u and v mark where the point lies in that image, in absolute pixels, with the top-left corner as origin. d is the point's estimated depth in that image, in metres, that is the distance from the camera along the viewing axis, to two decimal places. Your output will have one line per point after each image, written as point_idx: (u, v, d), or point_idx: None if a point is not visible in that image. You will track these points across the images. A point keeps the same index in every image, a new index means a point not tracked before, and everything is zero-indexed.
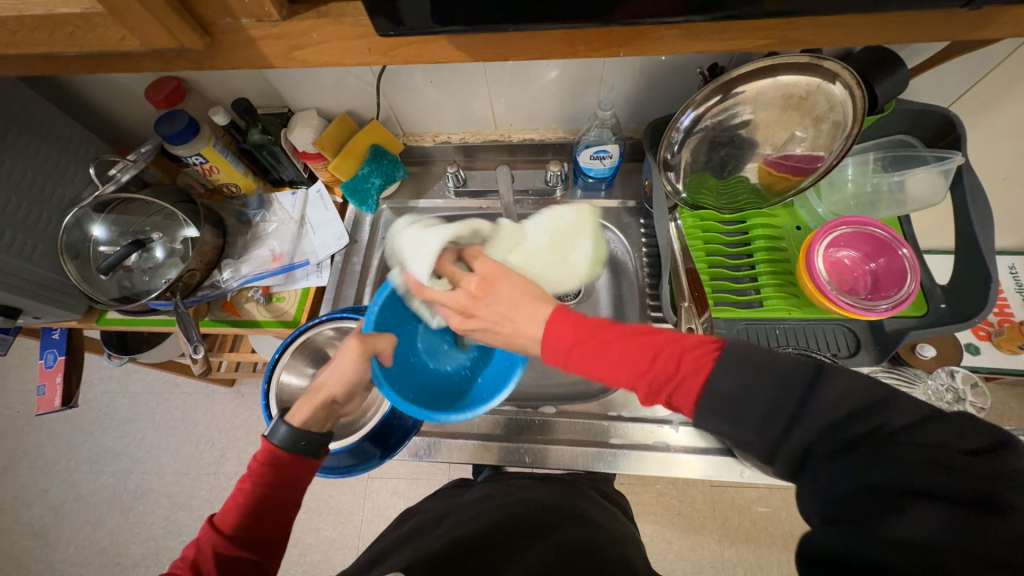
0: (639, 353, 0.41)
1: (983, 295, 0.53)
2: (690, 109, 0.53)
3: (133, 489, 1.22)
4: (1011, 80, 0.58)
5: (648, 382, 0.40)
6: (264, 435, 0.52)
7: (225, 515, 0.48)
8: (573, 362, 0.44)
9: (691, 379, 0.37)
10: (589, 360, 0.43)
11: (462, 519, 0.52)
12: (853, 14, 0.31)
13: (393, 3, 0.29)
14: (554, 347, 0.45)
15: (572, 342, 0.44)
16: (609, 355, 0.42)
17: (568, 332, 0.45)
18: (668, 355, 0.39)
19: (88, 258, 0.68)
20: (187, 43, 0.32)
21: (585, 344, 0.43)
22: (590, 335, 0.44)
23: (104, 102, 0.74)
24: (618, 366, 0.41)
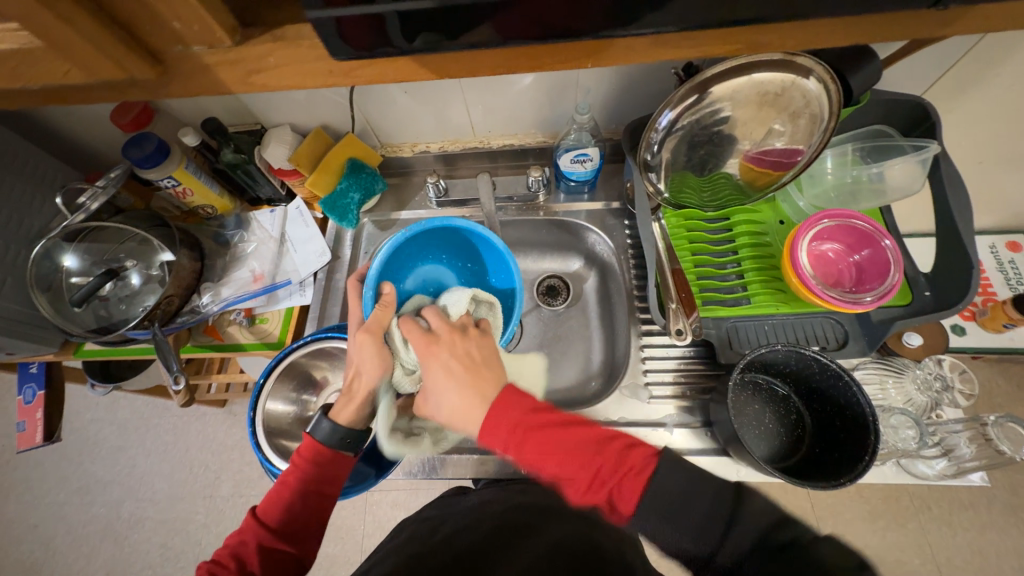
0: (587, 453, 0.40)
1: (965, 282, 0.53)
2: (668, 109, 0.53)
3: (127, 518, 1.20)
4: (982, 65, 0.58)
5: (593, 483, 0.39)
6: (307, 431, 0.51)
7: (268, 508, 0.48)
8: (508, 443, 0.41)
9: (632, 481, 0.38)
10: (526, 441, 0.41)
11: (458, 527, 0.51)
12: (822, 17, 0.30)
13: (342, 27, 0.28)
14: (495, 426, 0.42)
15: (514, 426, 0.42)
16: (551, 437, 0.41)
17: (507, 416, 0.42)
18: (611, 454, 0.40)
19: (60, 290, 0.66)
20: (137, 74, 0.30)
21: (531, 433, 0.41)
22: (537, 423, 0.41)
23: (68, 127, 0.71)
24: (566, 460, 0.40)
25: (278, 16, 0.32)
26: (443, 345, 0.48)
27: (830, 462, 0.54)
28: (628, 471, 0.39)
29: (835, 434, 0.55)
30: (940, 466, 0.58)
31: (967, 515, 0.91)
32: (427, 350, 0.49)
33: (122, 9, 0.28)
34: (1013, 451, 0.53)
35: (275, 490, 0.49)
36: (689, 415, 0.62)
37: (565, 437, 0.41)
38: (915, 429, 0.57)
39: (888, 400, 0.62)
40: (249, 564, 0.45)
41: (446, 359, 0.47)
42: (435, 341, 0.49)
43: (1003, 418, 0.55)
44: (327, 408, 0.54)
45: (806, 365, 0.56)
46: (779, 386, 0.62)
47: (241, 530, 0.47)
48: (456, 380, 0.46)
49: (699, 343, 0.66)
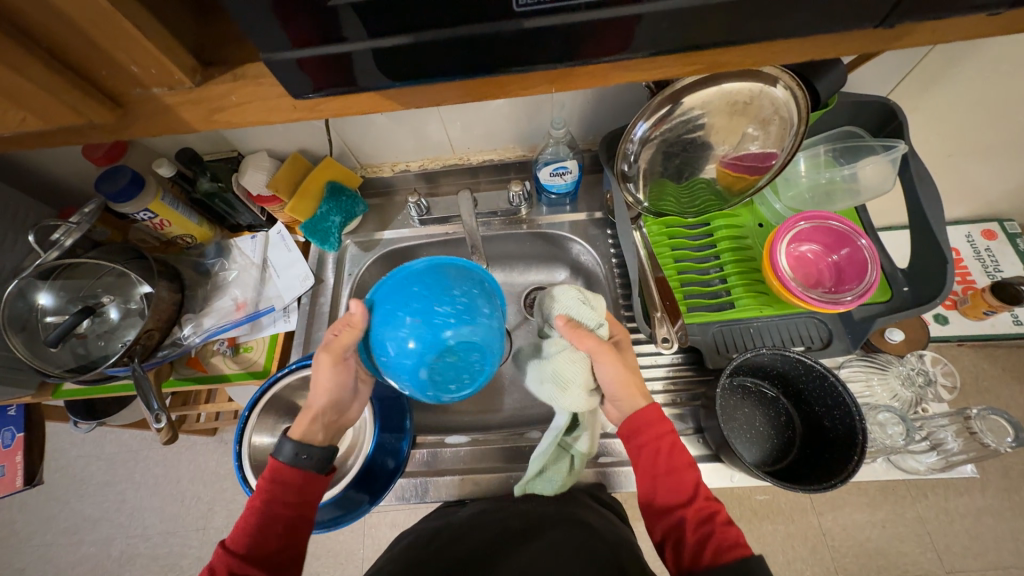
0: (697, 492, 0.48)
1: (942, 275, 0.54)
2: (642, 121, 0.53)
3: (118, 557, 1.16)
4: (943, 64, 0.60)
5: (687, 519, 0.46)
6: (271, 454, 0.51)
7: (237, 537, 0.47)
8: (657, 446, 0.50)
9: (719, 537, 0.44)
10: (671, 452, 0.50)
11: (453, 538, 0.51)
12: (775, 38, 0.30)
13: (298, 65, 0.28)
14: (643, 424, 0.51)
15: (665, 437, 0.51)
16: (680, 458, 0.50)
17: (662, 427, 0.51)
18: (718, 512, 0.46)
19: (35, 330, 0.64)
20: (96, 118, 0.30)
21: (663, 448, 0.50)
22: (672, 446, 0.50)
23: (40, 164, 0.70)
24: (681, 480, 0.48)
25: (239, 53, 0.32)
26: (626, 338, 0.59)
27: (823, 463, 0.54)
28: (729, 531, 0.44)
29: (825, 435, 0.56)
30: (931, 461, 0.58)
31: (963, 501, 0.92)
32: (619, 338, 0.57)
33: (76, 56, 0.28)
34: (997, 445, 0.55)
35: (242, 518, 0.48)
36: (681, 422, 0.62)
37: (685, 476, 0.49)
38: (901, 425, 0.58)
39: (874, 397, 0.63)
40: None
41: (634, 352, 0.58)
42: (624, 333, 0.59)
43: (985, 411, 0.56)
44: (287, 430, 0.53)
45: (791, 367, 0.57)
46: (767, 388, 0.62)
47: (211, 564, 0.45)
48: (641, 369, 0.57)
49: (687, 350, 0.66)
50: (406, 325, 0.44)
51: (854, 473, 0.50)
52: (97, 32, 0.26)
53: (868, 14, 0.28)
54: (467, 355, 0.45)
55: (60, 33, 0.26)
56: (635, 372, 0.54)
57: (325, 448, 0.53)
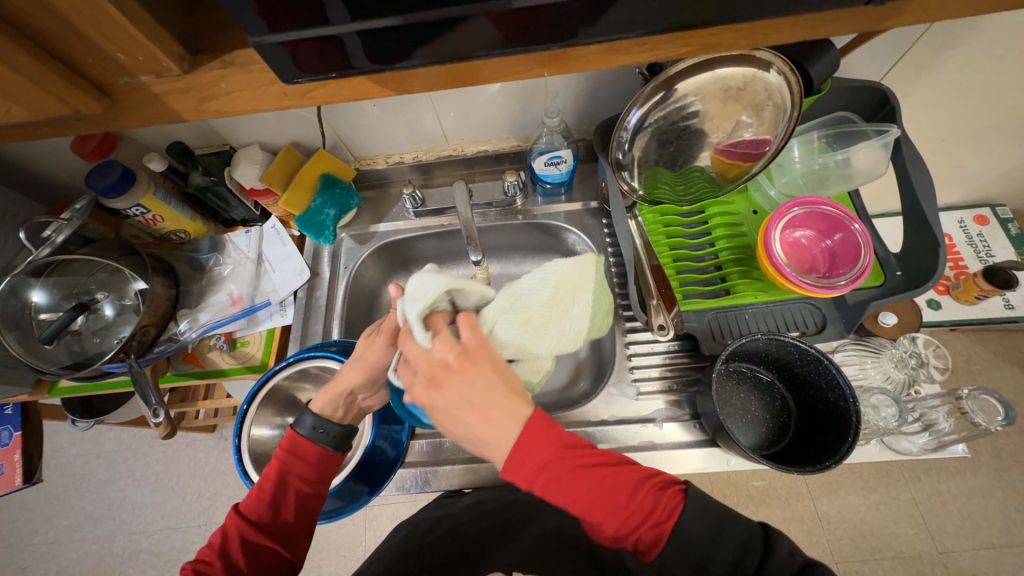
0: (618, 494, 0.37)
1: (934, 258, 0.54)
2: (635, 108, 0.53)
3: (120, 553, 1.17)
4: (936, 48, 0.60)
5: (615, 532, 0.37)
6: (289, 427, 0.52)
7: (250, 503, 0.48)
8: (542, 489, 0.37)
9: (646, 531, 0.37)
10: (562, 484, 0.36)
11: (452, 527, 0.52)
12: (766, 19, 0.30)
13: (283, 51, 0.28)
14: (521, 471, 0.37)
15: (549, 468, 0.36)
16: (580, 486, 0.36)
17: (540, 462, 0.36)
18: (640, 503, 0.37)
19: (30, 327, 0.64)
20: (83, 107, 0.30)
21: (557, 478, 0.36)
22: (563, 468, 0.36)
23: (29, 160, 0.70)
24: (593, 502, 0.37)
25: (228, 41, 0.32)
26: (444, 388, 0.38)
27: (817, 446, 0.55)
28: (659, 513, 0.37)
29: (819, 418, 0.56)
30: (921, 442, 0.60)
31: (955, 483, 0.93)
32: (426, 407, 0.39)
33: (61, 44, 0.27)
34: (986, 422, 0.55)
35: (256, 485, 0.49)
36: (678, 408, 0.63)
37: (593, 494, 0.37)
38: (894, 406, 0.59)
39: (867, 380, 0.64)
40: (235, 561, 0.44)
41: (452, 405, 0.38)
42: (428, 391, 0.39)
43: (975, 390, 0.57)
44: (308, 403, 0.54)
45: (786, 351, 0.57)
46: (762, 372, 0.62)
47: (223, 527, 0.46)
48: (478, 430, 0.37)
49: (683, 337, 0.66)
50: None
51: (848, 454, 0.51)
52: (78, 17, 0.26)
53: None
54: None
55: (41, 21, 0.26)
56: (473, 444, 0.38)
57: (345, 428, 0.53)
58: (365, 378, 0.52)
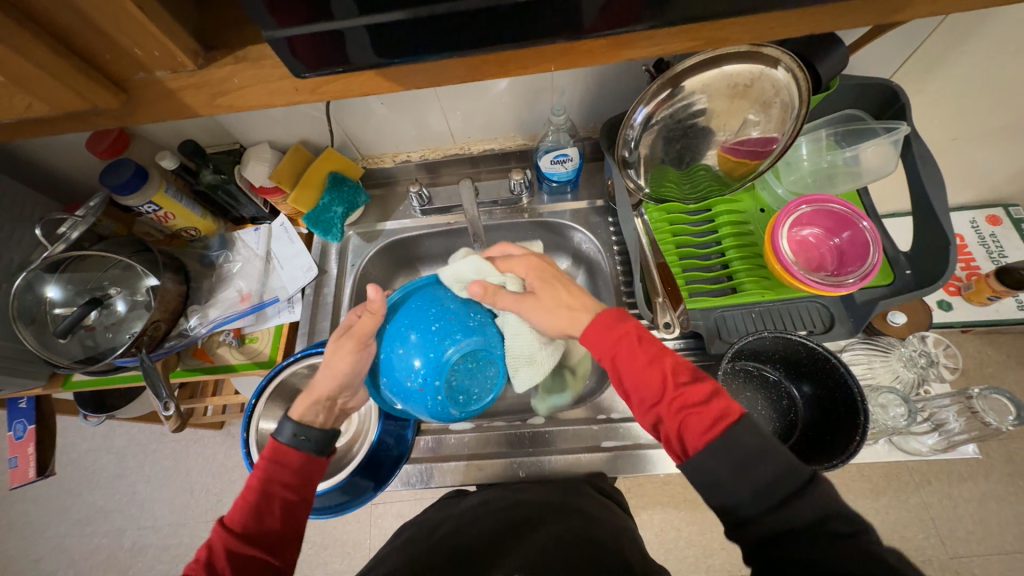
0: (676, 377, 0.41)
1: (944, 256, 0.54)
2: (642, 106, 0.53)
3: (129, 548, 1.18)
4: (947, 44, 0.59)
5: (666, 407, 0.40)
6: (270, 435, 0.52)
7: (234, 515, 0.46)
8: (613, 346, 0.45)
9: (696, 416, 0.39)
10: (627, 348, 0.44)
11: (457, 526, 0.52)
12: (771, 13, 0.30)
13: (292, 46, 0.28)
14: (599, 331, 0.46)
15: (619, 334, 0.45)
16: (644, 352, 0.43)
17: (614, 326, 0.46)
18: (693, 391, 0.40)
19: (45, 322, 0.65)
20: (100, 101, 0.30)
21: (628, 342, 0.44)
22: (638, 337, 0.44)
23: (45, 158, 0.71)
24: (654, 370, 0.42)
25: (241, 37, 0.32)
26: (551, 269, 0.55)
27: (828, 445, 0.54)
28: (708, 406, 0.39)
29: (829, 417, 0.56)
30: (931, 442, 0.59)
31: (967, 487, 0.92)
32: (535, 277, 0.55)
33: (78, 38, 0.28)
34: (997, 422, 0.54)
35: (240, 496, 0.48)
36: None
37: (655, 365, 0.42)
38: (903, 406, 0.58)
39: (876, 379, 0.63)
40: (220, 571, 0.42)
41: (554, 278, 0.54)
42: (543, 265, 0.56)
43: (985, 389, 0.56)
44: (286, 412, 0.55)
45: (792, 350, 0.57)
46: (769, 371, 0.62)
47: (207, 541, 0.44)
48: (571, 298, 0.51)
49: (688, 335, 0.66)
50: (405, 359, 0.48)
51: (856, 452, 0.50)
52: (97, 13, 0.26)
53: None
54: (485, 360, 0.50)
55: (60, 16, 0.26)
56: (563, 308, 0.50)
57: (325, 432, 0.54)
58: (337, 381, 0.53)
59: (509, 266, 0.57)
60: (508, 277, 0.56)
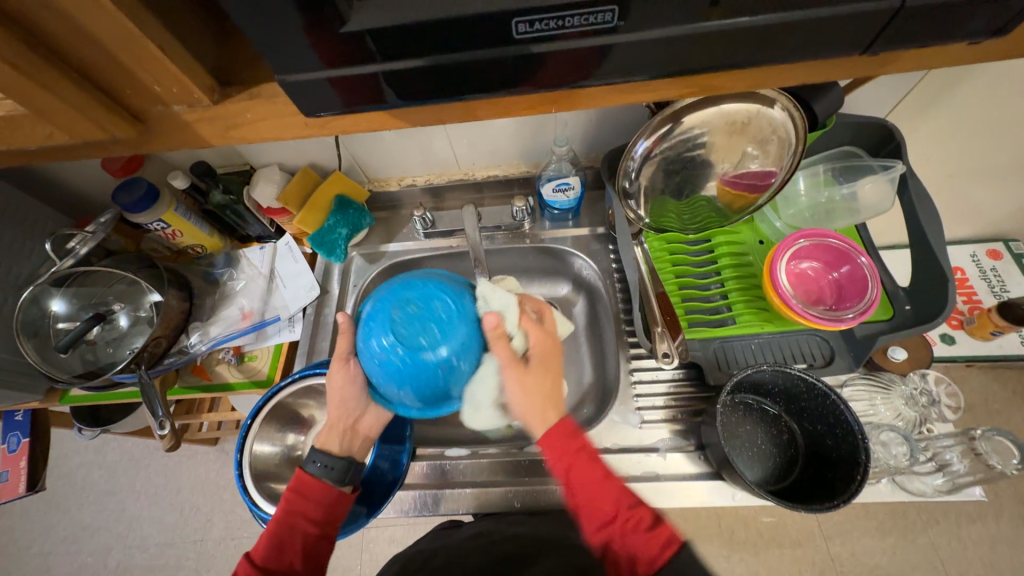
0: (624, 499, 0.45)
1: (943, 294, 0.54)
2: (642, 139, 0.55)
3: (115, 567, 1.15)
4: (941, 87, 0.61)
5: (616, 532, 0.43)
6: (296, 468, 0.53)
7: (259, 549, 0.48)
8: (569, 460, 0.47)
9: (644, 544, 0.42)
10: (582, 465, 0.46)
11: (449, 558, 0.51)
12: (765, 66, 0.31)
13: (305, 86, 0.29)
14: (558, 440, 0.48)
15: (576, 451, 0.47)
16: (596, 471, 0.46)
17: (574, 437, 0.48)
18: (642, 516, 0.44)
19: (47, 336, 0.66)
20: (118, 132, 0.32)
21: (580, 460, 0.47)
22: (588, 454, 0.47)
23: (60, 175, 0.73)
24: (604, 491, 0.45)
25: (257, 74, 0.33)
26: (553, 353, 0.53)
27: (829, 483, 0.53)
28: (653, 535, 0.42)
29: (829, 455, 0.55)
30: (935, 483, 0.57)
31: (976, 528, 0.89)
32: (538, 354, 0.52)
33: (102, 75, 0.29)
34: (1003, 464, 0.55)
35: (266, 528, 0.49)
36: (683, 438, 0.62)
37: (605, 486, 0.45)
38: (905, 445, 0.58)
39: (877, 416, 0.62)
40: None
41: (552, 368, 0.52)
42: (551, 344, 0.53)
43: (990, 431, 0.57)
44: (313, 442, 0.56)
45: (793, 384, 0.56)
46: (769, 405, 0.61)
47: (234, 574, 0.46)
48: (552, 386, 0.51)
49: (688, 365, 0.66)
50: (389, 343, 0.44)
51: (858, 493, 0.49)
52: (121, 51, 0.28)
53: (850, 44, 0.29)
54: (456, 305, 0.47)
55: (87, 54, 0.28)
56: (539, 398, 0.49)
57: (347, 463, 0.54)
58: (341, 403, 0.54)
59: (527, 324, 0.52)
60: (522, 334, 0.51)
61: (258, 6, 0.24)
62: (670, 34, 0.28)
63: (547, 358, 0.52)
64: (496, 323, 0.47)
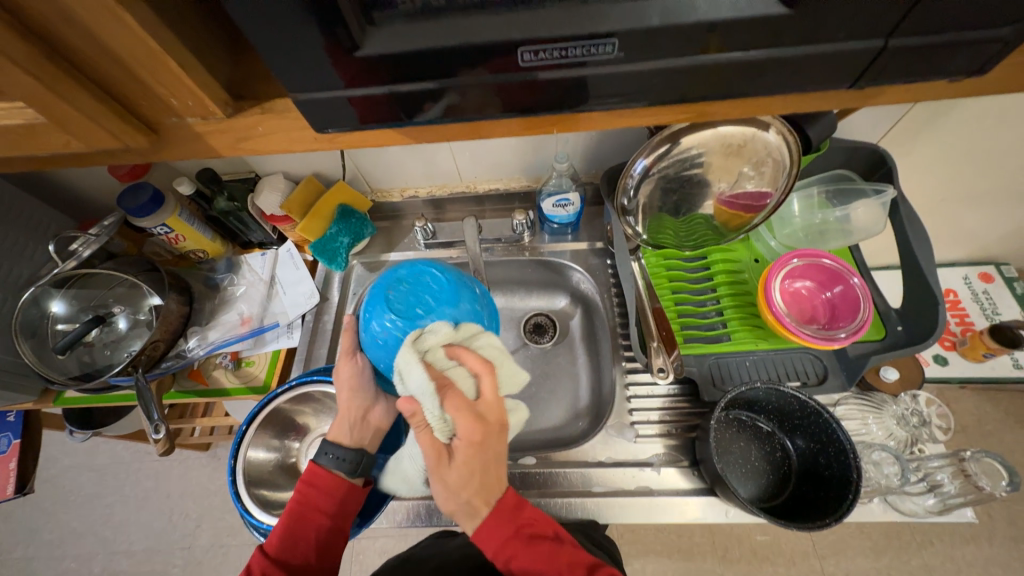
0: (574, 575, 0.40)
1: (934, 315, 0.55)
2: (641, 158, 0.56)
3: (99, 574, 1.13)
4: (930, 115, 0.63)
5: None
6: (311, 459, 0.54)
7: (273, 542, 0.48)
8: (509, 543, 0.42)
9: None
10: (525, 548, 0.41)
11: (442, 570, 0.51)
12: (757, 96, 0.32)
13: (315, 104, 0.30)
14: (494, 526, 0.42)
15: (515, 532, 0.42)
16: (542, 544, 0.41)
17: (512, 515, 0.43)
18: None
19: (45, 336, 0.66)
20: (132, 142, 0.33)
21: (521, 538, 0.42)
22: (531, 531, 0.42)
23: (67, 178, 0.74)
24: (551, 567, 0.40)
25: (269, 90, 0.35)
26: (486, 441, 0.45)
27: (821, 499, 0.54)
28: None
29: (820, 472, 0.55)
30: (927, 503, 0.58)
31: (970, 550, 0.89)
32: (464, 444, 0.44)
33: (120, 88, 0.30)
34: (993, 487, 0.54)
35: (280, 522, 0.49)
36: (677, 453, 0.62)
37: (553, 561, 0.40)
38: (897, 465, 0.58)
39: (869, 436, 0.63)
40: None
41: (483, 463, 0.44)
42: (478, 432, 0.45)
43: (979, 452, 0.57)
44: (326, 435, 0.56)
45: (785, 402, 0.57)
46: (762, 422, 0.62)
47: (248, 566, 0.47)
48: (479, 484, 0.43)
49: (683, 381, 0.66)
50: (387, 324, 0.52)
51: (850, 510, 0.50)
52: (140, 67, 0.29)
53: (839, 78, 0.30)
54: (450, 286, 0.54)
55: (107, 68, 0.29)
56: (463, 497, 0.44)
57: (360, 455, 0.54)
58: (351, 392, 0.56)
59: (452, 408, 0.45)
60: (446, 419, 0.45)
61: (274, 30, 0.25)
62: (667, 65, 0.29)
63: (472, 455, 0.44)
64: (415, 411, 0.45)
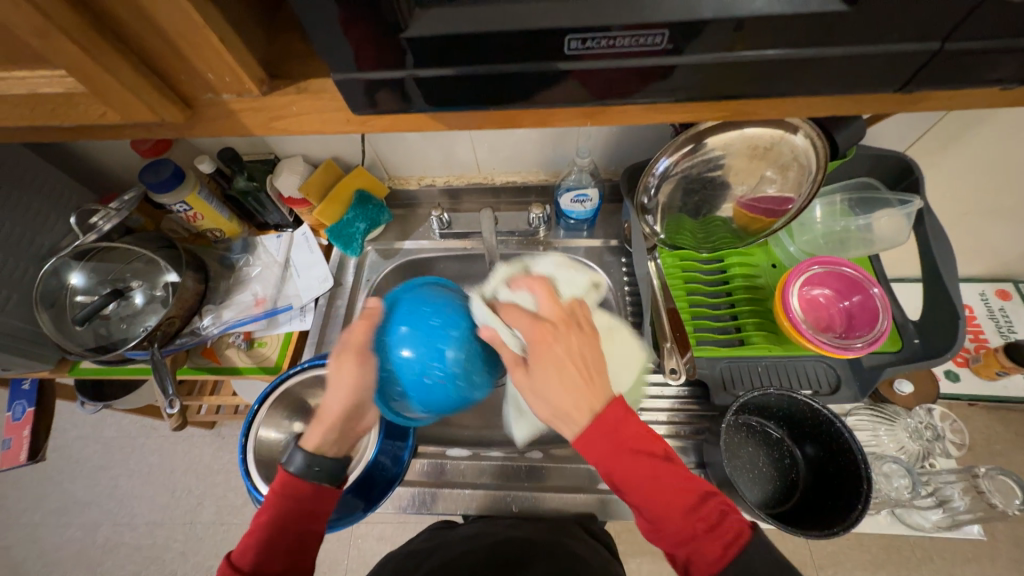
0: (683, 498, 0.40)
1: (953, 330, 0.54)
2: (664, 156, 0.55)
3: (103, 543, 1.15)
4: (963, 126, 0.62)
5: (686, 535, 0.39)
6: (282, 465, 0.51)
7: (244, 552, 0.47)
8: (613, 455, 0.41)
9: (711, 541, 0.38)
10: (629, 462, 0.40)
11: (446, 559, 0.51)
12: (797, 97, 0.32)
13: (351, 84, 0.30)
14: (600, 433, 0.41)
15: (621, 443, 0.41)
16: (651, 451, 0.41)
17: (614, 431, 0.41)
18: (706, 511, 0.39)
19: (63, 307, 0.67)
20: (167, 116, 0.33)
21: (629, 450, 0.41)
22: (637, 441, 0.41)
23: (89, 151, 0.74)
24: (660, 488, 0.40)
25: (304, 70, 0.35)
26: (558, 338, 0.44)
27: (828, 510, 0.53)
28: (720, 534, 0.38)
29: (831, 481, 0.55)
30: (935, 518, 0.57)
31: (970, 569, 0.89)
32: (533, 344, 0.44)
33: (161, 61, 0.31)
34: (1005, 505, 0.55)
35: (250, 531, 0.48)
36: (683, 454, 0.62)
37: (663, 479, 0.40)
38: (907, 478, 0.58)
39: (880, 446, 0.63)
40: None
41: (560, 356, 0.43)
42: (548, 333, 0.44)
43: (993, 470, 0.57)
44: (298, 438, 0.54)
45: (798, 409, 0.57)
46: (772, 428, 0.62)
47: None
48: (574, 383, 0.42)
49: (693, 382, 0.66)
50: (422, 358, 0.44)
51: (858, 522, 0.49)
52: (182, 42, 0.29)
53: (885, 81, 0.29)
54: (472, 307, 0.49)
55: (148, 39, 0.29)
56: (552, 401, 0.42)
57: (339, 460, 0.54)
58: (348, 399, 0.51)
59: (516, 319, 0.46)
60: (514, 332, 0.46)
61: (322, 8, 0.25)
62: (710, 60, 0.29)
63: (553, 349, 0.43)
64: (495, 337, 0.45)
